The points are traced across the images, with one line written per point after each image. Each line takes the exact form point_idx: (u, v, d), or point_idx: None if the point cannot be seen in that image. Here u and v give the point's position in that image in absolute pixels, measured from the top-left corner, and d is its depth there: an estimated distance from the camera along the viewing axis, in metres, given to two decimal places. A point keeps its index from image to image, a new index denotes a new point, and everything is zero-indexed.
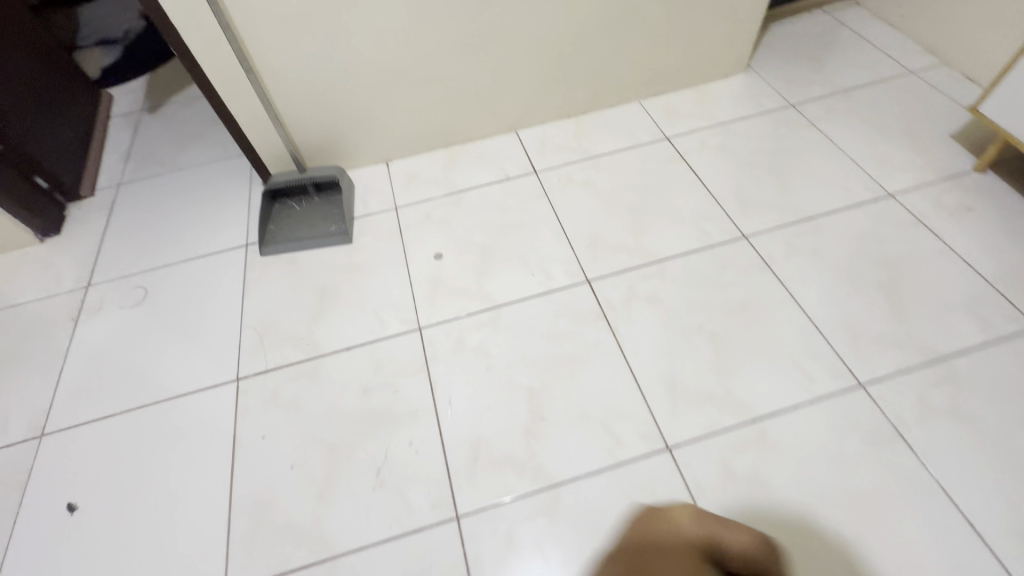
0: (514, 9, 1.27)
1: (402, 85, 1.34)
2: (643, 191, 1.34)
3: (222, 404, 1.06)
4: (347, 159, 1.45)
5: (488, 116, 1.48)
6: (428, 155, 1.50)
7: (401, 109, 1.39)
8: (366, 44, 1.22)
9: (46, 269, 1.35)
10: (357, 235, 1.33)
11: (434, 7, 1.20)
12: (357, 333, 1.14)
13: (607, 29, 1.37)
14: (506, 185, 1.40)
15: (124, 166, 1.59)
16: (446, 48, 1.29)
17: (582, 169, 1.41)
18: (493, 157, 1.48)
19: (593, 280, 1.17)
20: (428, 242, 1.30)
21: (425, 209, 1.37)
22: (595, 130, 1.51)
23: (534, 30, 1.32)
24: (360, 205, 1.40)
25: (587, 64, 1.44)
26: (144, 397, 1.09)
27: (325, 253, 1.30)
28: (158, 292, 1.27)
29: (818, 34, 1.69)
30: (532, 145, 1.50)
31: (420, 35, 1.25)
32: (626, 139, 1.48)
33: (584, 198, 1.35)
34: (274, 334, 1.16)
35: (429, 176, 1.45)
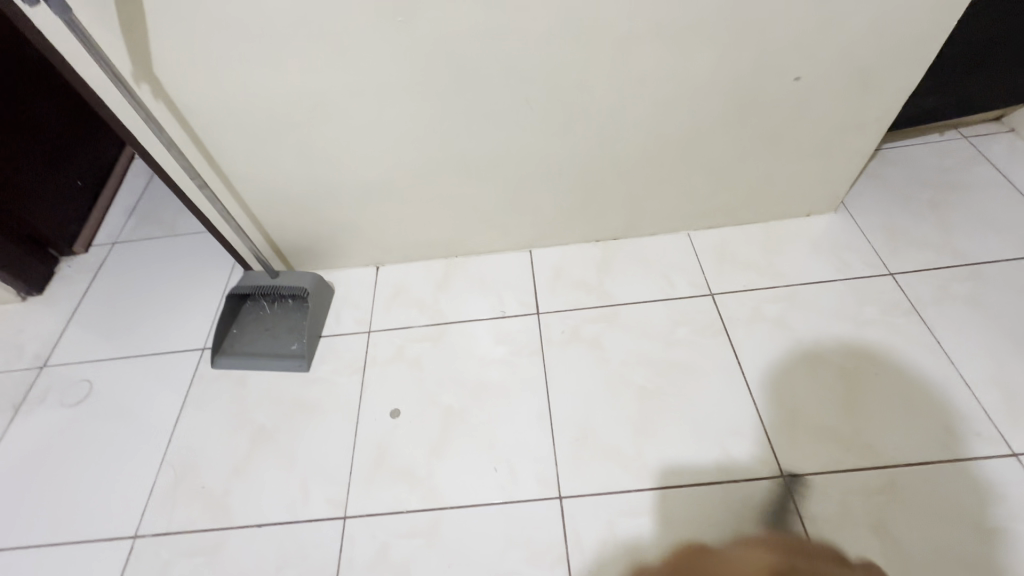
0: (532, 133, 1.03)
1: (395, 196, 1.14)
2: (661, 370, 1.06)
3: (109, 566, 0.93)
4: (331, 259, 1.28)
5: (496, 233, 1.25)
6: (422, 266, 1.30)
7: (392, 218, 1.19)
8: (349, 155, 1.04)
9: (14, 337, 1.30)
10: (317, 361, 1.16)
11: (432, 125, 0.99)
12: (277, 506, 0.96)
13: (650, 159, 1.10)
14: (497, 326, 1.17)
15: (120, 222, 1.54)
16: (446, 164, 1.07)
17: (592, 321, 1.15)
18: (493, 281, 1.25)
19: (564, 498, 0.92)
20: (389, 388, 1.10)
21: (399, 340, 1.17)
22: (622, 266, 1.24)
23: (556, 155, 1.08)
24: (332, 320, 1.23)
25: (621, 191, 1.17)
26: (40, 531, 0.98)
27: (277, 377, 1.14)
28: (100, 391, 1.17)
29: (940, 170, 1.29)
30: (543, 271, 1.25)
31: (415, 150, 1.04)
32: (657, 286, 1.19)
33: (584, 364, 1.08)
34: (191, 481, 1.01)
35: (416, 295, 1.25)
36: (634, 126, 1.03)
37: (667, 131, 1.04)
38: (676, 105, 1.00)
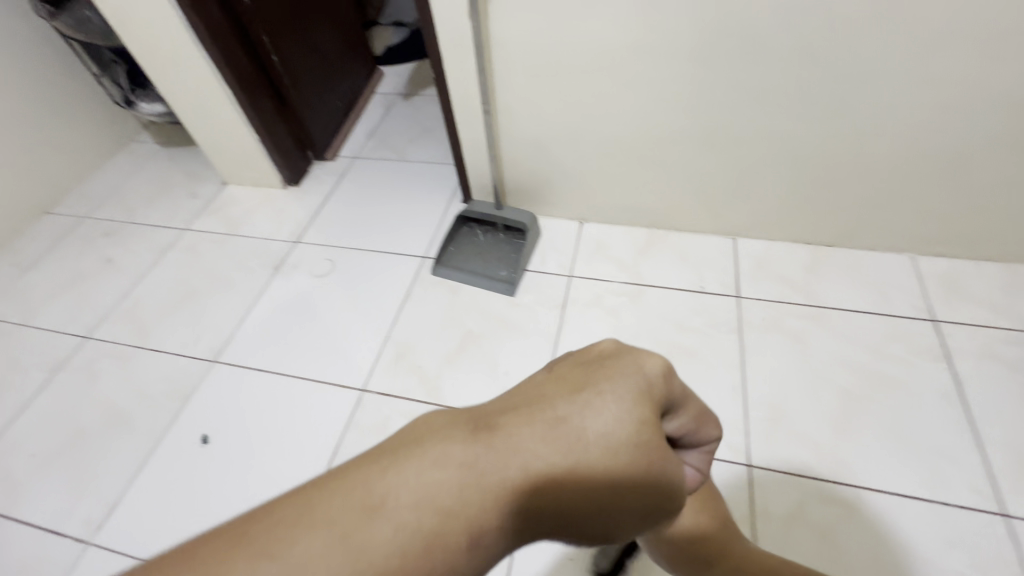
0: (790, 120, 1.05)
1: (628, 158, 1.22)
2: (872, 379, 1.04)
3: (341, 407, 1.12)
4: (544, 206, 1.41)
5: (707, 214, 1.29)
6: (626, 230, 1.38)
7: (616, 179, 1.28)
8: (607, 110, 1.14)
9: (276, 215, 1.58)
10: (520, 289, 1.28)
11: (696, 97, 1.06)
12: (479, 399, 1.09)
13: (905, 168, 1.07)
14: (695, 299, 1.21)
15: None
16: (690, 136, 1.13)
17: (797, 316, 1.15)
18: (694, 259, 1.29)
19: (753, 468, 0.95)
20: (586, 328, 1.19)
21: (598, 289, 1.26)
22: (833, 272, 1.22)
23: (804, 146, 1.09)
24: (536, 258, 1.34)
25: (855, 198, 1.15)
26: (288, 366, 1.20)
27: (485, 295, 1.28)
28: (339, 270, 1.39)
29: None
30: (746, 260, 1.27)
31: (669, 117, 1.11)
32: (872, 299, 1.16)
33: (784, 354, 1.09)
34: (409, 359, 1.18)
35: (616, 254, 1.33)
36: (901, 131, 1.01)
37: (935, 140, 1.01)
38: (958, 116, 0.96)
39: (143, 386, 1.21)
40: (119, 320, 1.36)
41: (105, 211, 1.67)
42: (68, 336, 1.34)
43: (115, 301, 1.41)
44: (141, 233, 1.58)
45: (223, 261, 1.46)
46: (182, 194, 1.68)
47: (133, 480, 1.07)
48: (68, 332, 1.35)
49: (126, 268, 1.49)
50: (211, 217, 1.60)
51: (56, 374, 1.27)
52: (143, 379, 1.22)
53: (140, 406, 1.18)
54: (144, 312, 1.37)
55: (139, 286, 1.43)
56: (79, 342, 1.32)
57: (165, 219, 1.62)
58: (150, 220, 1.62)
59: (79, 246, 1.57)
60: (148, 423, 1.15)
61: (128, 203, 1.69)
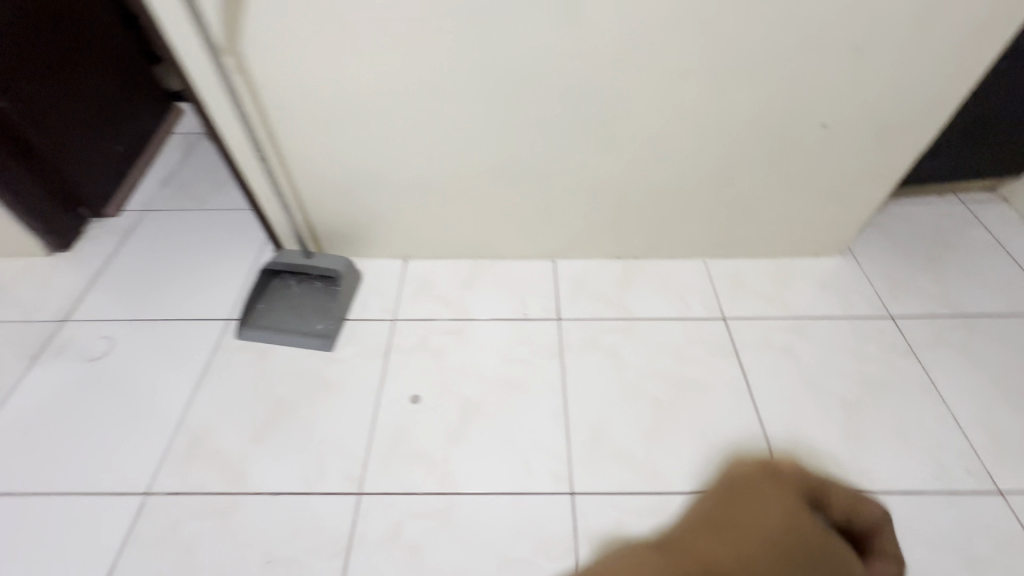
0: (575, 148, 1.10)
1: (436, 194, 1.20)
2: (675, 383, 1.12)
3: (121, 520, 0.95)
4: (363, 248, 1.33)
5: (525, 241, 1.31)
6: (451, 263, 1.35)
7: (430, 215, 1.25)
8: (401, 147, 1.10)
9: (39, 288, 1.32)
10: (340, 342, 1.19)
11: (484, 130, 1.07)
12: (292, 476, 0.99)
13: (682, 185, 1.18)
14: (518, 327, 1.22)
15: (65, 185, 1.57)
16: (490, 168, 1.14)
17: (611, 330, 1.21)
18: (517, 286, 1.30)
19: (575, 495, 0.98)
20: (411, 375, 1.14)
21: (423, 330, 1.21)
22: (642, 284, 1.30)
23: (594, 172, 1.15)
24: (358, 304, 1.26)
25: (648, 215, 1.24)
26: (53, 480, 1.00)
27: (301, 353, 1.17)
28: (120, 348, 1.19)
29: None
30: (565, 280, 1.31)
31: (464, 151, 1.11)
32: (674, 306, 1.25)
33: (601, 371, 1.14)
34: (207, 445, 1.03)
35: (441, 290, 1.29)
36: (670, 153, 1.11)
37: (698, 159, 1.12)
38: (711, 137, 1.08)
39: None
40: None
41: None
42: None
43: None
44: None
45: None
46: None
47: None
48: None
49: None
50: None
51: None
52: None
53: None
54: None
55: None
56: None
57: None
58: None
59: None
60: None
61: None
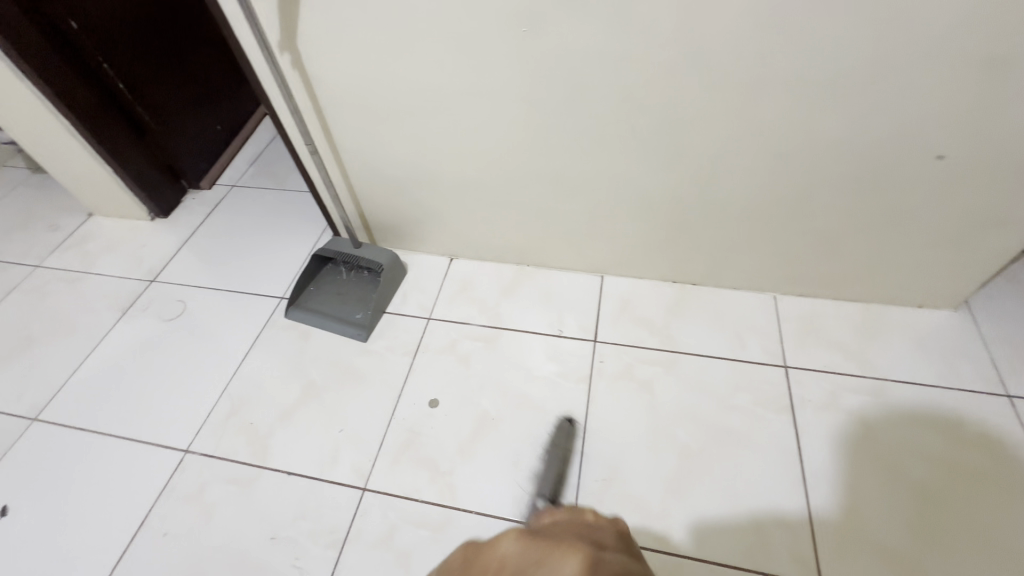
0: (855, 175, 0.92)
1: (662, 212, 1.08)
2: (945, 471, 0.93)
3: (340, 512, 0.95)
4: (561, 258, 1.26)
5: (746, 269, 1.16)
6: (652, 285, 1.24)
7: (645, 233, 1.14)
8: (641, 160, 0.99)
9: (255, 261, 1.40)
10: (540, 358, 1.13)
11: (746, 149, 0.92)
12: (501, 501, 0.95)
13: (985, 230, 0.94)
14: (737, 370, 1.08)
15: (268, 167, 1.64)
16: (735, 190, 1.00)
17: (853, 391, 1.03)
18: (731, 320, 1.16)
19: None
20: (618, 406, 1.05)
21: (627, 358, 1.12)
22: (891, 337, 1.09)
23: (869, 204, 0.96)
24: (556, 319, 1.20)
25: (918, 258, 1.03)
26: (272, 457, 1.03)
27: (500, 365, 1.13)
28: (332, 335, 1.22)
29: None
30: (790, 321, 1.14)
31: (712, 172, 0.98)
32: (936, 371, 1.04)
33: (844, 439, 0.97)
34: (417, 448, 1.02)
35: (644, 314, 1.19)
36: (986, 193, 0.89)
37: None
38: None
39: (103, 484, 1.03)
40: (73, 397, 1.17)
41: (58, 261, 1.47)
42: (13, 417, 1.15)
43: (70, 370, 1.22)
44: (101, 286, 1.39)
45: (196, 322, 1.28)
46: (150, 240, 1.50)
47: None
48: (11, 412, 1.16)
49: (81, 330, 1.30)
50: (183, 267, 1.41)
51: None
52: (104, 474, 1.05)
53: (101, 508, 1.01)
54: (102, 386, 1.18)
55: (98, 353, 1.25)
56: (26, 424, 1.14)
57: (127, 269, 1.43)
58: (112, 271, 1.43)
59: (27, 304, 1.37)
60: (109, 530, 0.98)
61: (85, 251, 1.50)
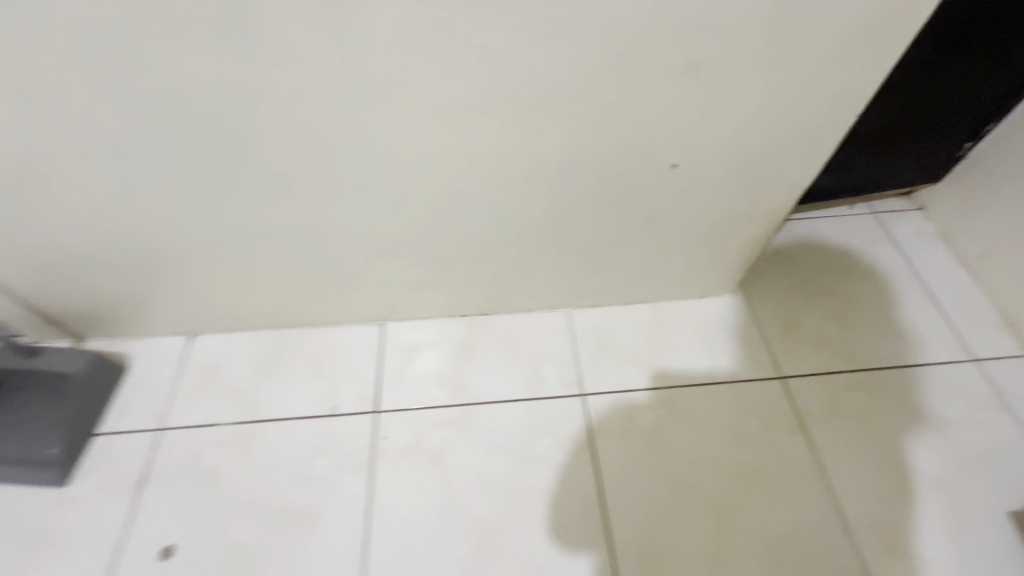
0: (602, 192, 0.82)
1: (416, 252, 0.91)
2: (733, 476, 0.92)
3: None
4: (326, 315, 1.05)
5: (531, 293, 1.05)
6: (440, 323, 1.08)
7: (407, 275, 0.96)
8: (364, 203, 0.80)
9: None
10: (309, 451, 0.92)
11: (478, 176, 0.77)
12: None
13: (734, 225, 0.92)
14: (534, 411, 0.97)
15: None
16: (485, 221, 0.86)
17: (648, 407, 0.98)
18: (526, 349, 1.05)
19: None
20: (405, 491, 0.89)
21: (415, 424, 0.96)
22: (679, 336, 1.06)
23: (624, 217, 0.88)
24: (330, 392, 1.00)
25: (685, 257, 0.99)
26: None
27: (258, 473, 0.90)
28: (9, 486, 0.88)
29: (853, 247, 1.19)
30: (585, 339, 1.06)
31: (450, 205, 0.82)
32: (720, 365, 1.03)
33: (642, 465, 0.92)
34: None
35: (433, 362, 1.03)
36: (725, 194, 0.85)
37: (759, 199, 0.87)
38: (781, 175, 0.82)
39: None
40: None
41: None
42: None
43: None
44: None
45: None
46: None
47: None
48: None
49: None
50: None
51: None
52: None
53: None
54: None
55: None
56: None
57: None
58: None
59: None
60: None
61: None
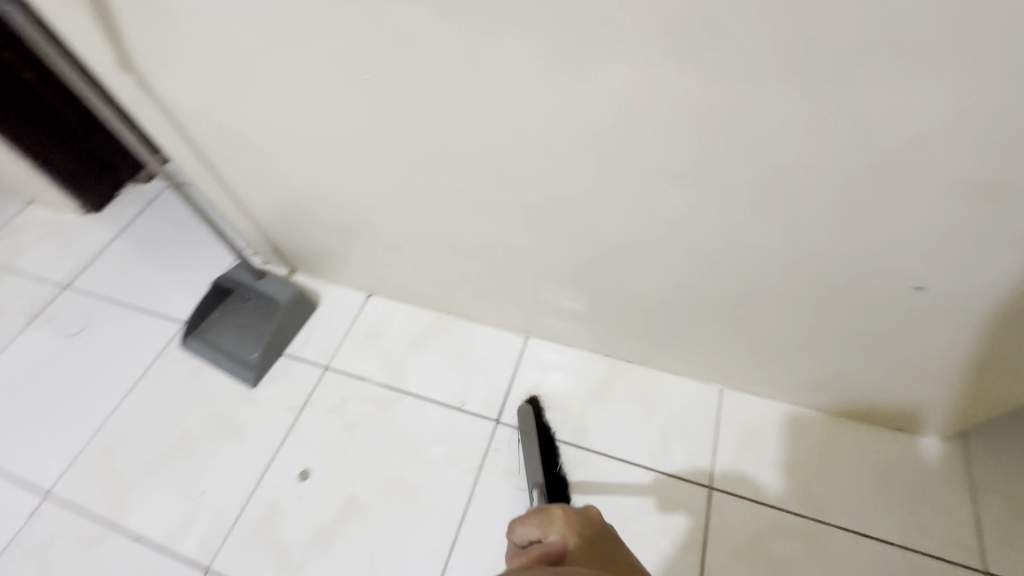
0: (807, 289, 0.70)
1: (579, 287, 0.89)
2: None
3: None
4: (480, 313, 1.10)
5: (684, 358, 0.96)
6: (580, 355, 1.06)
7: (563, 303, 0.96)
8: (544, 234, 0.80)
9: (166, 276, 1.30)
10: (431, 434, 1.00)
11: (666, 239, 0.71)
12: None
13: (977, 370, 0.72)
14: (651, 483, 0.91)
15: None
16: (660, 280, 0.80)
17: (783, 533, 0.84)
18: (660, 414, 0.98)
19: None
20: (501, 508, 0.91)
21: None
22: (850, 465, 0.89)
23: (824, 321, 0.74)
24: (462, 386, 1.05)
25: (890, 382, 0.81)
26: (126, 514, 0.96)
27: (386, 437, 1.00)
28: (220, 377, 1.11)
29: None
30: (731, 426, 0.95)
31: (629, 257, 0.78)
32: (895, 521, 0.83)
33: None
34: (272, 529, 0.92)
35: (562, 392, 1.02)
36: (979, 334, 0.66)
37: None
38: None
39: None
40: None
41: None
42: None
43: None
44: (18, 287, 1.34)
45: (93, 341, 1.21)
46: (74, 239, 1.42)
47: None
48: None
49: None
50: (95, 275, 1.33)
51: None
52: None
53: None
54: None
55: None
56: None
57: (46, 270, 1.37)
58: (31, 271, 1.37)
59: None
60: None
61: (13, 243, 1.44)
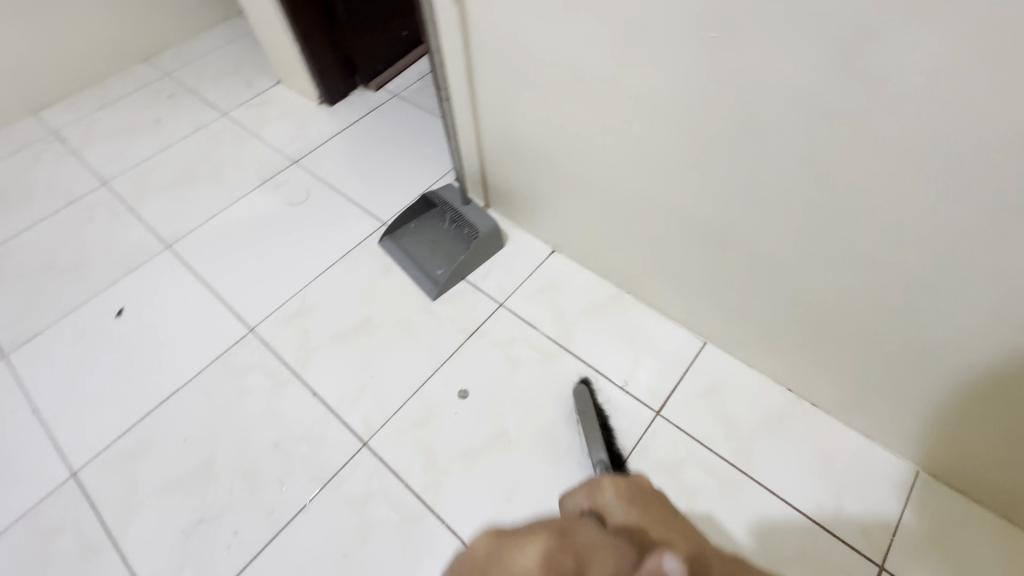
0: None
1: (806, 312, 0.83)
2: None
3: (337, 454, 0.98)
4: (666, 304, 1.07)
5: (887, 424, 0.87)
6: (760, 381, 1.00)
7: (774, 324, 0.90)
8: (805, 247, 0.75)
9: (377, 178, 1.42)
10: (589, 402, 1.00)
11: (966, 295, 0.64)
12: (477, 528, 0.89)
13: None
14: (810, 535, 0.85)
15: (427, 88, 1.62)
16: (921, 335, 0.72)
17: None
18: (836, 470, 0.90)
19: None
20: None
21: (685, 451, 0.94)
22: None
23: None
24: (628, 368, 1.04)
25: None
26: (309, 371, 1.08)
27: (545, 389, 1.03)
28: (407, 281, 1.20)
29: None
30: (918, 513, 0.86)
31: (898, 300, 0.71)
32: None
33: None
34: (426, 431, 0.99)
35: (732, 409, 0.98)
36: None
37: None
38: None
39: (185, 326, 1.18)
40: (200, 240, 1.33)
41: (240, 114, 1.65)
42: (154, 239, 1.35)
43: (207, 216, 1.39)
44: (258, 150, 1.54)
45: (309, 215, 1.36)
46: (309, 123, 1.60)
47: (133, 425, 1.05)
48: (156, 234, 1.36)
49: (227, 185, 1.45)
50: (320, 159, 1.49)
51: (136, 271, 1.29)
52: (189, 317, 1.19)
53: (175, 345, 1.15)
54: (220, 241, 1.33)
55: (233, 210, 1.39)
56: (160, 249, 1.33)
57: (281, 143, 1.55)
58: (269, 140, 1.56)
59: (202, 144, 1.57)
60: (173, 366, 1.12)
61: (260, 113, 1.65)
